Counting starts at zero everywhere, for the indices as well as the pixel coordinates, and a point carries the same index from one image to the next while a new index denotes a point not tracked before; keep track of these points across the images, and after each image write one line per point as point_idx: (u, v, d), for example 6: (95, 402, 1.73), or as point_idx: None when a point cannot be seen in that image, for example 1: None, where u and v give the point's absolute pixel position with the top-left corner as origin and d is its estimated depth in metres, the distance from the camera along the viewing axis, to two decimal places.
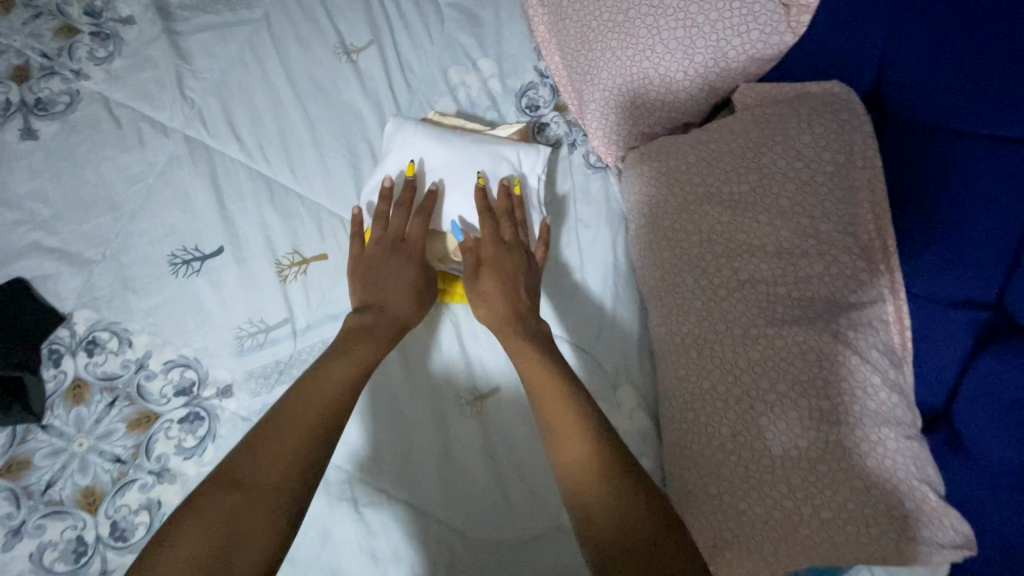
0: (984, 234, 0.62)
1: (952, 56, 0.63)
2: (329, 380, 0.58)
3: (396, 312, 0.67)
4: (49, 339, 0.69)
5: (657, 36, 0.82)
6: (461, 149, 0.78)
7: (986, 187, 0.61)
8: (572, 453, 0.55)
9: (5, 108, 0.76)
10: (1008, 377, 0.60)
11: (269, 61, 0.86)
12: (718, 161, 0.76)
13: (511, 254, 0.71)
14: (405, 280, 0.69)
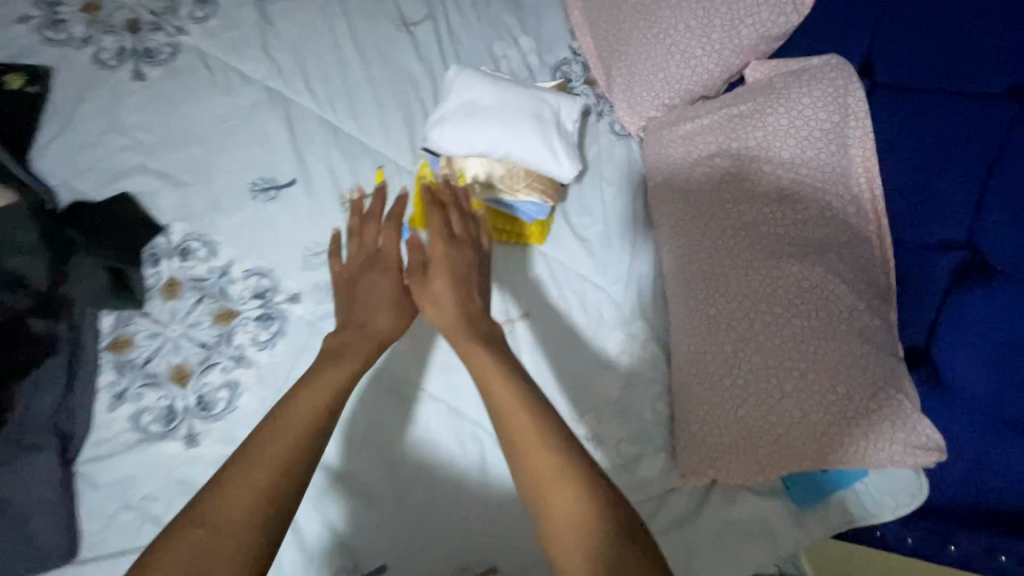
0: (958, 180, 0.71)
1: (934, 29, 0.74)
2: (300, 404, 0.55)
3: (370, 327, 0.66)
4: (148, 245, 0.81)
5: (679, 16, 0.93)
6: (515, 94, 0.86)
7: (961, 139, 0.71)
8: (534, 462, 0.52)
9: (120, 53, 0.89)
10: (977, 301, 0.69)
11: (339, 28, 0.99)
12: (732, 123, 0.87)
13: (465, 250, 0.70)
14: (379, 292, 0.69)
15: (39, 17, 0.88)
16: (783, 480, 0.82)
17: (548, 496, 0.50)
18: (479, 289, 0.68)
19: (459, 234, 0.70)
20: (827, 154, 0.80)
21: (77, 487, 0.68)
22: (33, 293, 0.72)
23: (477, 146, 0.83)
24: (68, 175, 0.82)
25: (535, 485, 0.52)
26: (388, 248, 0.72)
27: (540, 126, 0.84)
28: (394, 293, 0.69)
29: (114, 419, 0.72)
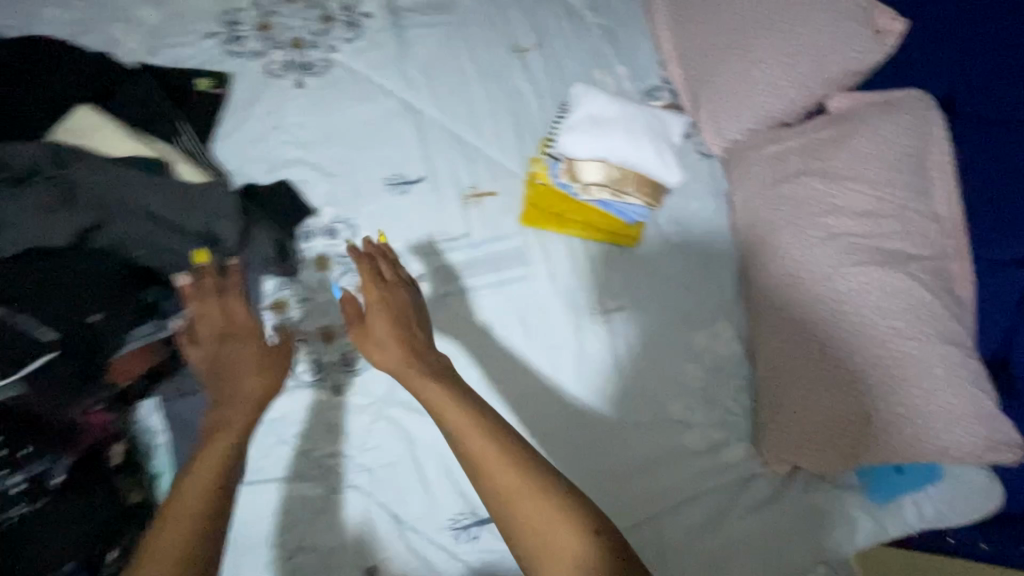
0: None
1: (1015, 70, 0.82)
2: (201, 475, 0.57)
3: (236, 393, 0.65)
4: (302, 224, 0.94)
5: (769, 52, 1.04)
6: (630, 108, 1.02)
7: None
8: (500, 479, 0.58)
9: (286, 65, 1.05)
10: None
11: (463, 53, 1.13)
12: (818, 146, 0.96)
13: (388, 292, 0.74)
14: (244, 359, 0.68)
15: (223, 33, 1.05)
16: (855, 473, 0.89)
17: (519, 507, 0.57)
18: (421, 322, 0.73)
19: (387, 285, 0.75)
20: (910, 176, 0.87)
21: (246, 420, 0.81)
22: (220, 245, 0.78)
23: (599, 151, 0.97)
24: (242, 162, 0.97)
25: (501, 497, 0.58)
26: (244, 318, 0.71)
27: (656, 142, 0.99)
28: (256, 362, 0.68)
29: (276, 365, 0.85)
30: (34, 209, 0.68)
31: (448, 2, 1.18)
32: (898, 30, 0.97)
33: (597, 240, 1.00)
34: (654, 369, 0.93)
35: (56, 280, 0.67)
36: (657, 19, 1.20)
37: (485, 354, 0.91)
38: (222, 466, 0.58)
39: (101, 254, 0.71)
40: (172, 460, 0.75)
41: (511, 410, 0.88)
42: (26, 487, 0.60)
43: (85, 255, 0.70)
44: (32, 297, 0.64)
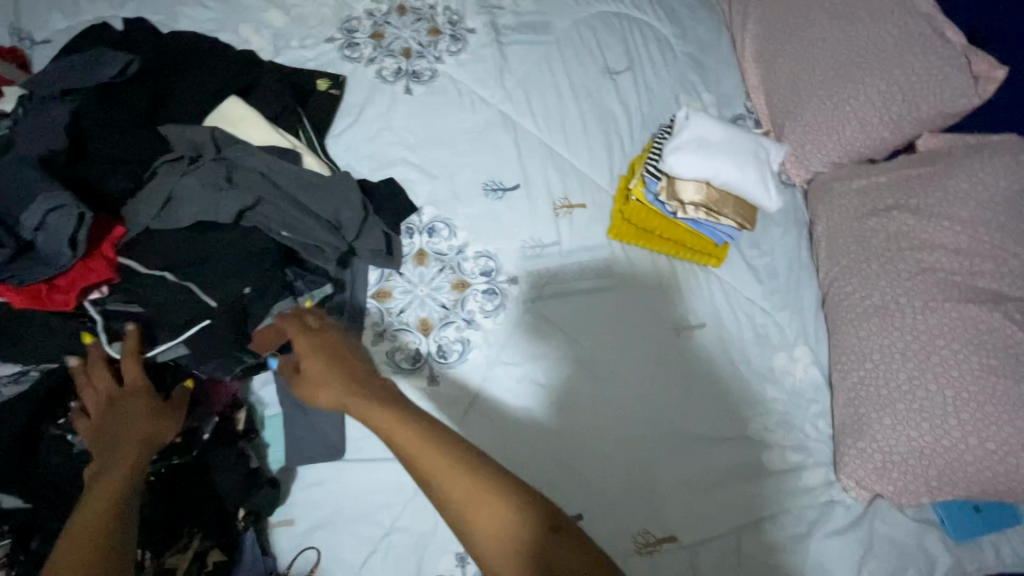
0: None
1: None
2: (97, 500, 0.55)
3: (127, 435, 0.63)
4: (406, 221, 0.99)
5: (862, 88, 1.06)
6: (737, 133, 1.01)
7: None
8: (450, 487, 0.56)
9: (396, 72, 1.12)
10: None
11: (558, 71, 1.19)
12: (910, 182, 0.98)
13: (312, 335, 0.72)
14: (136, 412, 0.66)
15: (341, 39, 1.13)
16: (934, 506, 0.89)
17: (470, 512, 0.54)
18: (354, 361, 0.71)
19: (310, 332, 0.72)
20: (1009, 219, 0.90)
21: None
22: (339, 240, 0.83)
23: (704, 173, 0.97)
24: (353, 159, 1.03)
25: (454, 508, 0.55)
26: (136, 374, 0.69)
27: (760, 165, 0.99)
28: (138, 412, 0.66)
29: (379, 350, 0.90)
30: (207, 185, 0.76)
31: (544, 22, 1.24)
32: (998, 77, 0.98)
33: (683, 258, 1.03)
34: (733, 389, 0.95)
35: (222, 257, 0.75)
36: (745, 50, 1.24)
37: (493, 410, 0.88)
38: (118, 486, 0.57)
39: (254, 234, 0.77)
40: (281, 433, 0.80)
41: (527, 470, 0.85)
42: (181, 441, 0.72)
43: (242, 232, 0.77)
44: (199, 259, 0.75)
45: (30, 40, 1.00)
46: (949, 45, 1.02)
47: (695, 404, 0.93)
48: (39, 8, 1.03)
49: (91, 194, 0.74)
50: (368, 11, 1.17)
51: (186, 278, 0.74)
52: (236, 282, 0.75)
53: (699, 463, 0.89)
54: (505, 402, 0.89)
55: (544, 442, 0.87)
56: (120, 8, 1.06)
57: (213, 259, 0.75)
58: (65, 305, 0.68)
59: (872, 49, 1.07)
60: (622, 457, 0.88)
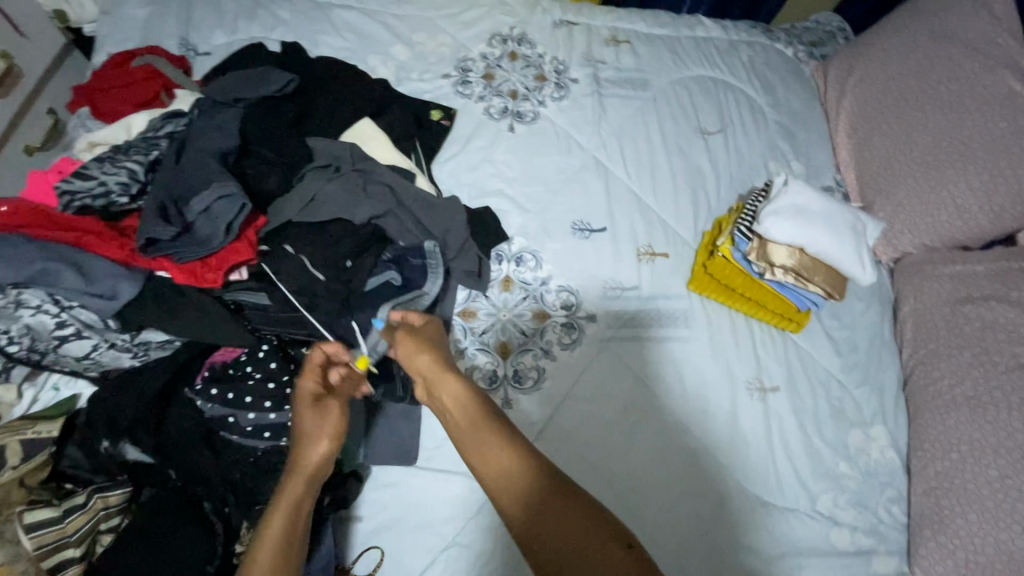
0: None
1: None
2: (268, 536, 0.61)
3: (302, 460, 0.66)
4: (496, 248, 1.04)
5: (963, 176, 1.04)
6: (836, 206, 1.02)
7: None
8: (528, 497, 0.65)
9: (502, 111, 1.20)
10: None
11: (653, 125, 1.25)
12: (1008, 276, 0.97)
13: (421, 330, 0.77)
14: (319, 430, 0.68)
15: (456, 76, 1.23)
16: None
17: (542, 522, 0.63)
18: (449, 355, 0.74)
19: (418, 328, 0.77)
20: None
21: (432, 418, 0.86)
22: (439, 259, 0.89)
23: (800, 238, 0.98)
24: (455, 186, 1.10)
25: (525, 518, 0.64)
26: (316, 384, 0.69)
27: (856, 238, 1.00)
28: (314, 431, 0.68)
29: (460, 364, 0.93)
30: (348, 193, 0.85)
31: (643, 80, 1.31)
32: None
33: (765, 319, 1.03)
34: (801, 460, 0.93)
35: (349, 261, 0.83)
36: (838, 125, 1.28)
37: (558, 443, 0.89)
38: (293, 518, 0.62)
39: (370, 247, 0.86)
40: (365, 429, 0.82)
41: None
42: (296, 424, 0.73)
43: (370, 237, 0.85)
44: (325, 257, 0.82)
45: (194, 51, 1.14)
46: None
47: (762, 467, 0.91)
48: (204, 24, 1.18)
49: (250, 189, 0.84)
50: (483, 53, 1.27)
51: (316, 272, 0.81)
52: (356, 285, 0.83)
53: (758, 531, 0.87)
54: (570, 437, 0.90)
55: (607, 481, 0.88)
56: (271, 29, 1.20)
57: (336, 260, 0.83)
58: (213, 283, 0.76)
59: (976, 138, 1.05)
60: (686, 509, 0.87)
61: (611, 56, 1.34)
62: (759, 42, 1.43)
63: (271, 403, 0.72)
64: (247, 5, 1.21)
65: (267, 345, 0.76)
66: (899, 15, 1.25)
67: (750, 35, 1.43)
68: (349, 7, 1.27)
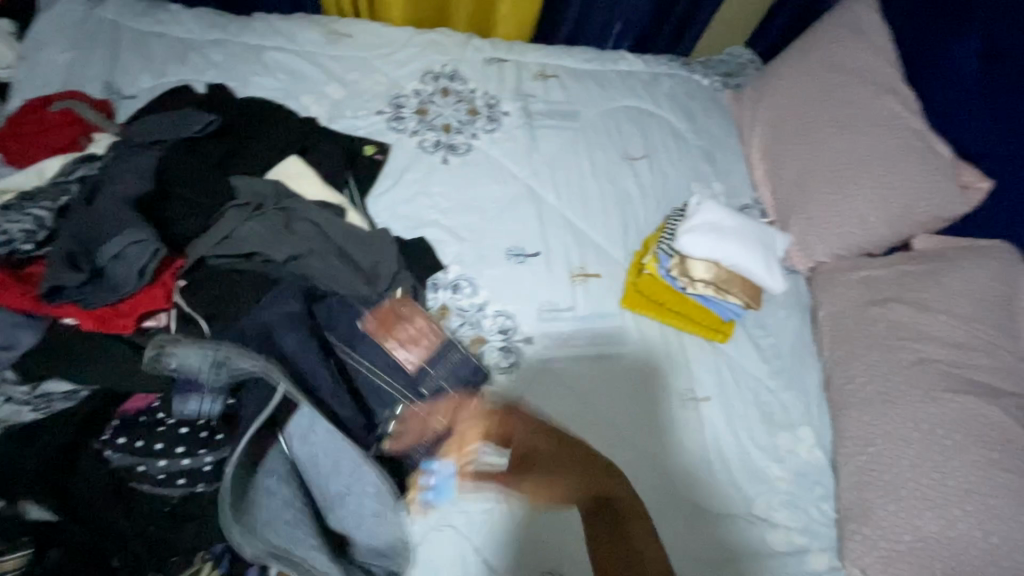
0: None
1: None
2: None
3: None
4: (432, 278, 1.06)
5: (861, 191, 1.13)
6: (748, 222, 1.09)
7: None
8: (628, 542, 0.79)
9: (436, 144, 1.24)
10: None
11: (582, 153, 1.31)
12: (906, 278, 1.03)
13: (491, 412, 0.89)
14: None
15: (390, 113, 1.26)
16: None
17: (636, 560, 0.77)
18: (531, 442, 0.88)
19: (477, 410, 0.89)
20: (1000, 315, 0.93)
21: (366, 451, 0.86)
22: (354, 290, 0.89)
23: (714, 254, 1.04)
24: (390, 219, 1.12)
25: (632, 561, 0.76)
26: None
27: (766, 251, 1.07)
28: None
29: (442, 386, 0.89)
30: (268, 230, 0.85)
31: (572, 111, 1.38)
32: (986, 188, 1.05)
33: (692, 331, 1.07)
34: (734, 465, 0.96)
35: (248, 489, 0.67)
36: (753, 146, 1.37)
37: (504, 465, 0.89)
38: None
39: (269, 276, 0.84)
40: None
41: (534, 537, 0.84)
42: (212, 468, 0.69)
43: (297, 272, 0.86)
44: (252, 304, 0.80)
45: (118, 95, 1.13)
46: (938, 157, 1.08)
47: (699, 474, 0.94)
48: (130, 68, 1.17)
49: (166, 232, 0.84)
50: (415, 90, 1.31)
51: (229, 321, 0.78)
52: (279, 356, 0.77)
53: (704, 532, 0.89)
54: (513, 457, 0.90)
55: None
56: (202, 72, 1.20)
57: (244, 492, 0.66)
58: (125, 329, 0.76)
59: (870, 154, 1.14)
60: (645, 514, 0.89)
61: (540, 89, 1.40)
62: (679, 74, 1.54)
63: (184, 449, 0.68)
64: (176, 49, 1.22)
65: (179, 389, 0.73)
66: (797, 47, 1.37)
67: (669, 68, 1.54)
68: (282, 48, 1.29)
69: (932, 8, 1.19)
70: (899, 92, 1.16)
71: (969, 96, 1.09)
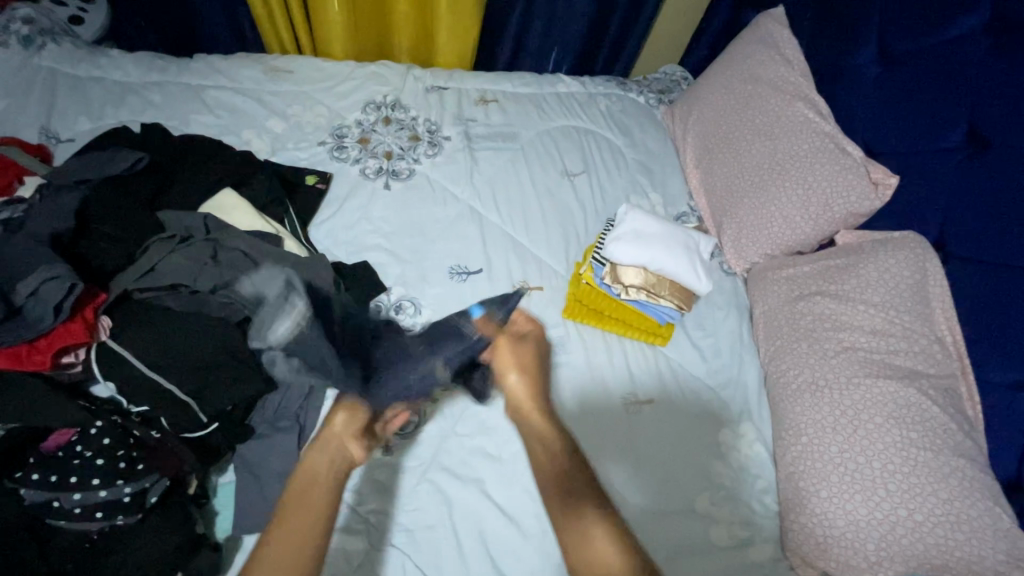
0: (1016, 327, 0.88)
1: (989, 223, 0.94)
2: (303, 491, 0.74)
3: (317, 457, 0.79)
4: (375, 300, 1.07)
5: (781, 193, 1.19)
6: (668, 228, 1.14)
7: (1016, 294, 0.89)
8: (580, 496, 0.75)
9: (377, 170, 1.27)
10: None
11: (522, 172, 1.35)
12: (828, 272, 1.08)
13: (536, 368, 0.91)
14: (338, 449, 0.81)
15: (332, 143, 1.29)
16: None
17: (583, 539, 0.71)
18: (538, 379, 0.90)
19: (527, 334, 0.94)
20: (913, 301, 0.97)
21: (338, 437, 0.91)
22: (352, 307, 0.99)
23: (641, 259, 1.10)
24: (332, 245, 1.14)
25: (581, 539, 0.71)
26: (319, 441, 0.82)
27: (689, 254, 1.11)
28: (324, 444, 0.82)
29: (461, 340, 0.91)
30: (193, 260, 0.87)
31: (512, 133, 1.43)
32: (893, 184, 1.10)
33: (632, 336, 1.11)
34: (680, 463, 0.98)
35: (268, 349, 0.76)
36: (687, 157, 1.44)
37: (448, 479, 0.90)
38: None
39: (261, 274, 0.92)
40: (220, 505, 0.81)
41: (479, 550, 0.85)
42: (131, 499, 0.71)
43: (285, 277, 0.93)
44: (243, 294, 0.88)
45: (56, 139, 1.15)
46: (849, 157, 1.14)
47: (643, 475, 0.96)
48: (68, 112, 1.19)
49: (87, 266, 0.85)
50: (358, 120, 1.35)
51: (150, 351, 0.79)
52: (204, 380, 0.80)
53: (649, 535, 0.90)
54: (455, 472, 0.91)
55: (515, 513, 0.89)
56: (141, 113, 1.23)
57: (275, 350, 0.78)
58: (41, 364, 0.76)
59: (788, 157, 1.20)
60: None
61: (480, 114, 1.45)
62: (615, 93, 1.61)
63: (99, 481, 0.71)
64: (115, 91, 1.24)
65: (98, 423, 0.74)
66: (720, 63, 1.45)
67: (606, 88, 1.61)
68: (223, 87, 1.32)
69: (834, 21, 1.27)
70: (809, 100, 1.23)
71: (871, 100, 1.15)
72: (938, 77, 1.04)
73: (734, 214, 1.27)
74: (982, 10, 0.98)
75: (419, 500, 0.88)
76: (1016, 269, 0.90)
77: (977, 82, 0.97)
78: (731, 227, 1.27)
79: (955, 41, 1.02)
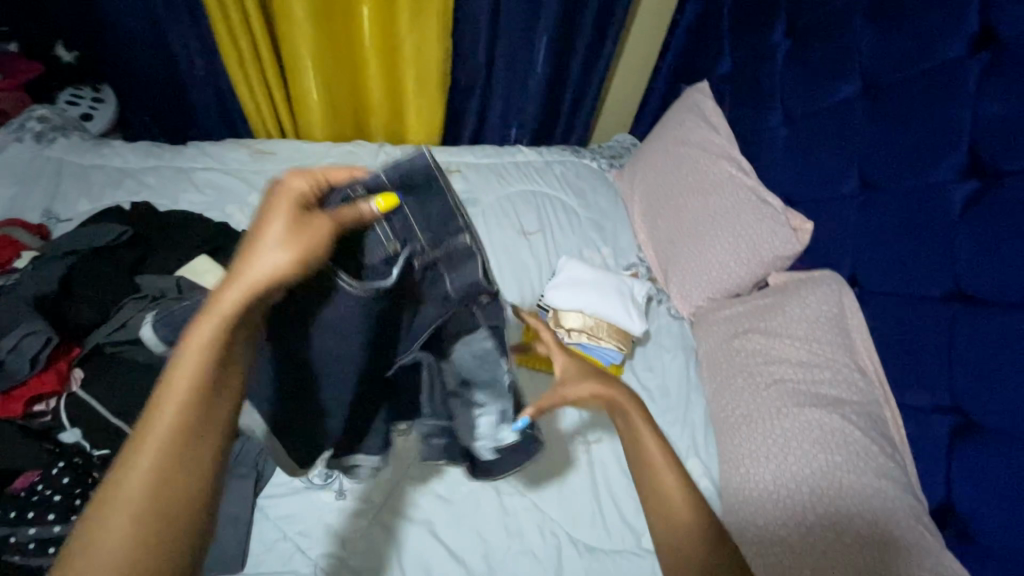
0: (924, 352, 0.95)
1: (889, 259, 1.04)
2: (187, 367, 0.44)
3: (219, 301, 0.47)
4: None
5: (714, 242, 1.30)
6: (602, 273, 1.26)
7: (919, 322, 0.97)
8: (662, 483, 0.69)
9: None
10: (983, 463, 0.84)
11: (483, 232, 1.47)
12: (760, 311, 1.17)
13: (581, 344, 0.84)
14: (320, 230, 0.53)
15: None
16: None
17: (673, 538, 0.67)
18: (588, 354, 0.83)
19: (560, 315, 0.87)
20: (834, 334, 1.04)
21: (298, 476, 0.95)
22: None
23: (580, 304, 1.20)
24: None
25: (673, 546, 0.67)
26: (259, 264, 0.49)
27: (624, 299, 1.22)
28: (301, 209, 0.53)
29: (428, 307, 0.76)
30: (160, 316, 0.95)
31: (474, 198, 1.57)
32: (808, 227, 1.21)
33: None
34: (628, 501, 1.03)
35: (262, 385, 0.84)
36: (634, 213, 1.57)
37: (400, 520, 0.93)
38: (136, 537, 0.39)
39: None
40: None
41: None
42: None
43: None
44: None
45: (55, 219, 1.28)
46: (770, 206, 1.25)
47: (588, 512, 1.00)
48: (69, 196, 1.33)
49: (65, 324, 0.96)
50: None
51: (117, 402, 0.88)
52: None
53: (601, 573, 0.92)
54: (407, 514, 0.94)
55: (466, 551, 0.92)
56: (135, 193, 1.37)
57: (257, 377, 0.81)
58: (14, 412, 0.86)
59: (716, 209, 1.31)
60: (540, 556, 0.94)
61: None
62: (570, 159, 1.77)
63: (53, 517, 0.78)
64: (113, 176, 1.39)
65: (60, 463, 0.83)
66: (657, 131, 1.62)
67: (561, 156, 1.77)
68: (211, 169, 1.48)
69: (748, 93, 1.44)
70: (732, 158, 1.37)
71: (783, 158, 1.29)
72: (831, 135, 1.18)
73: (678, 264, 1.37)
74: (855, 78, 1.14)
75: (370, 541, 0.90)
76: (917, 300, 0.98)
77: (859, 138, 1.10)
78: (676, 276, 1.37)
79: (840, 104, 1.17)
